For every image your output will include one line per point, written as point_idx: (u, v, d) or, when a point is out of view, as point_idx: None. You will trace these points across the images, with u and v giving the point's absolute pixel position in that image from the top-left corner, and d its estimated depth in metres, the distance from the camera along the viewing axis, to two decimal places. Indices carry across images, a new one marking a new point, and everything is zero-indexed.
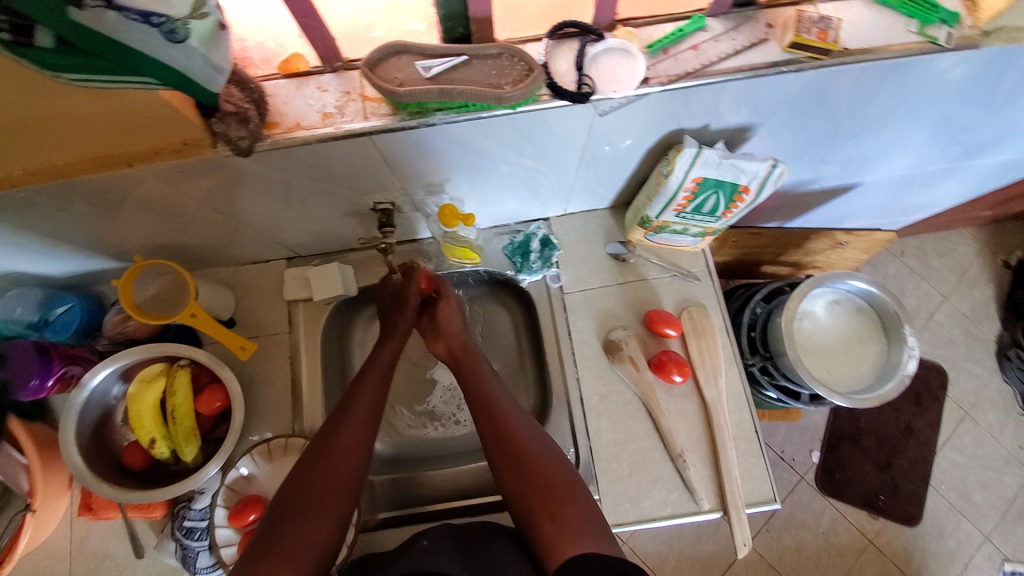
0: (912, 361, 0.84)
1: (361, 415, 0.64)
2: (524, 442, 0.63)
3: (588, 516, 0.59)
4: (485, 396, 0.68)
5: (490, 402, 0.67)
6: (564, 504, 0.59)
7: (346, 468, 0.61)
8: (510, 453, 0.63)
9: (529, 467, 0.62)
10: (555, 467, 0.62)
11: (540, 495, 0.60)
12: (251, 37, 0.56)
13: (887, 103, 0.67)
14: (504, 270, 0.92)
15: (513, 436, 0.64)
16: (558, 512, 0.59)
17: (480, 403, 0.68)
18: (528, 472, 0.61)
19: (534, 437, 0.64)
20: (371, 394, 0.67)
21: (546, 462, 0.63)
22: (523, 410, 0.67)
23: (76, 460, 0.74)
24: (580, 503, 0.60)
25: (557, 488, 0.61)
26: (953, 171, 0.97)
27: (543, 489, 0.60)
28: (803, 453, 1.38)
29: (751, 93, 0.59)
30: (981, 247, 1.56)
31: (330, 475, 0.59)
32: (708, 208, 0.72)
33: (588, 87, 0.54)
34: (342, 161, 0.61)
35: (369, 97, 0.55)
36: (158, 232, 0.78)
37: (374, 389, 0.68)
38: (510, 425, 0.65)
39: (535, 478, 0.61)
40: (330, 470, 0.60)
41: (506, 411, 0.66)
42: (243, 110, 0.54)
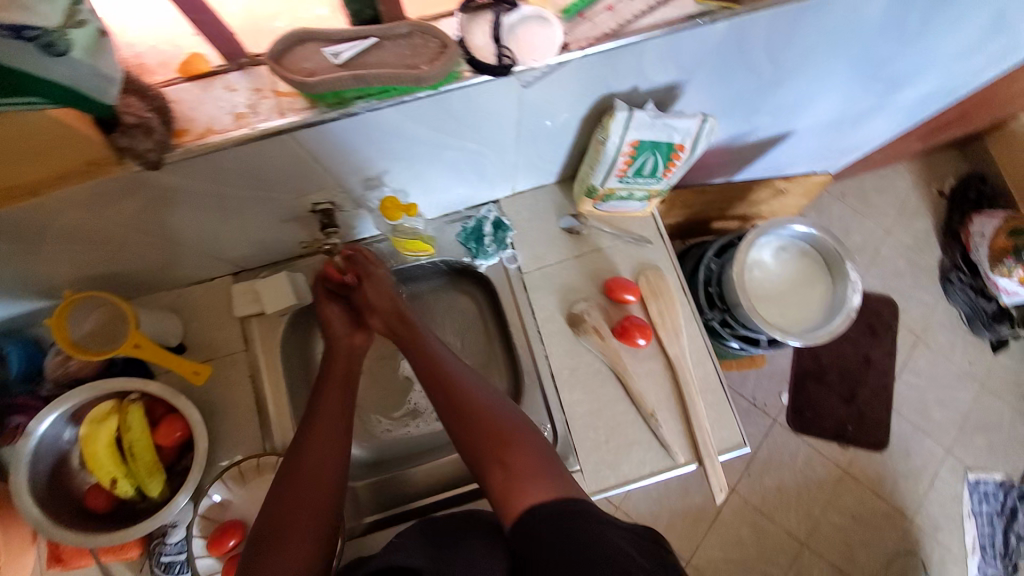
0: (856, 295, 0.89)
1: (331, 424, 0.65)
2: (468, 400, 0.64)
3: (539, 458, 0.60)
4: (428, 365, 0.69)
5: (434, 371, 0.68)
6: (511, 449, 0.60)
7: (322, 481, 0.61)
8: (457, 412, 0.64)
9: (477, 422, 0.62)
10: (499, 416, 0.63)
11: (487, 445, 0.61)
12: (142, 42, 0.53)
13: (805, 47, 0.69)
14: (460, 257, 0.91)
15: (458, 396, 0.65)
16: (508, 460, 0.59)
17: (425, 373, 0.68)
18: (474, 425, 0.62)
19: (479, 393, 0.65)
20: (337, 400, 0.68)
21: (489, 412, 0.63)
22: (474, 378, 0.67)
23: (34, 513, 0.69)
24: (529, 447, 0.61)
25: (502, 433, 0.61)
26: (880, 108, 1.01)
27: (491, 438, 0.61)
28: (775, 396, 1.45)
29: (671, 49, 0.60)
30: (916, 180, 1.64)
31: (303, 489, 0.59)
32: (648, 170, 0.73)
33: (509, 59, 0.53)
34: (268, 164, 0.59)
35: (283, 92, 0.53)
36: (84, 264, 0.73)
37: (337, 394, 0.69)
38: (453, 388, 0.66)
39: (480, 429, 0.62)
40: (303, 486, 0.60)
41: (450, 376, 0.67)
42: (146, 120, 0.50)
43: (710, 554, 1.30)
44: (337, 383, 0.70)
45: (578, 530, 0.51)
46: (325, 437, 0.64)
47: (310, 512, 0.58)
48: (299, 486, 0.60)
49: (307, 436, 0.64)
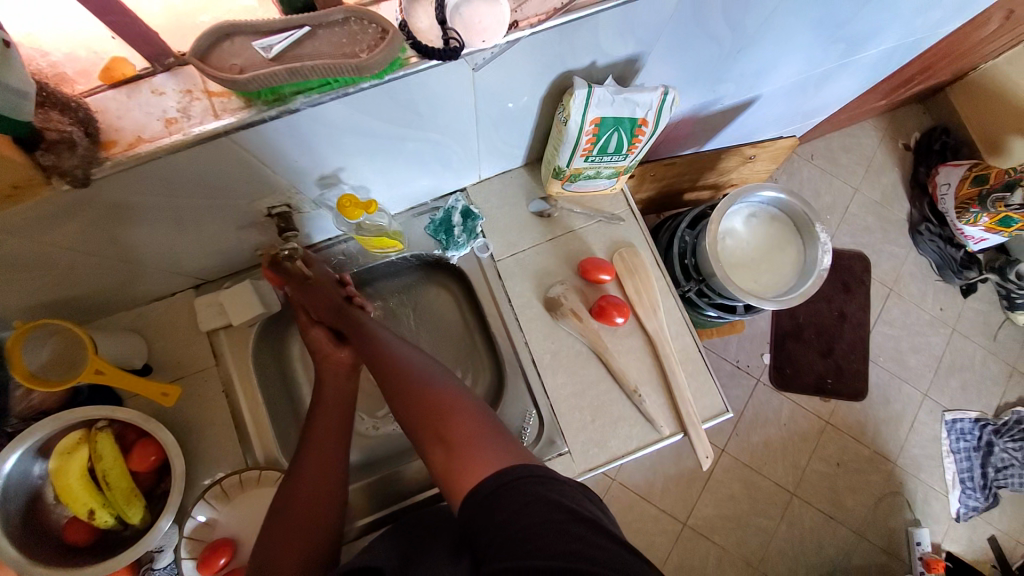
0: (826, 255, 0.89)
1: (324, 449, 0.63)
2: (408, 383, 0.61)
3: (480, 430, 0.55)
4: (373, 355, 0.66)
5: (379, 360, 0.65)
6: (450, 425, 0.55)
7: (319, 502, 0.59)
8: (398, 399, 0.60)
9: (418, 404, 0.59)
10: (438, 394, 0.59)
11: (428, 424, 0.57)
12: (55, 49, 0.47)
13: (765, 10, 0.67)
14: (431, 251, 0.89)
15: (399, 381, 0.61)
16: (449, 437, 0.54)
17: (370, 366, 0.65)
18: (414, 407, 0.58)
19: (418, 375, 0.61)
20: (328, 420, 0.65)
21: (425, 390, 0.59)
22: (417, 359, 0.64)
23: (11, 554, 0.66)
24: (469, 419, 0.56)
25: (440, 409, 0.57)
26: (843, 67, 1.01)
27: (431, 418, 0.57)
28: (756, 357, 1.48)
29: (626, 20, 0.57)
30: (882, 135, 1.67)
31: (297, 513, 0.58)
32: (613, 147, 0.71)
33: (456, 41, 0.49)
34: (212, 170, 0.55)
35: (214, 92, 0.49)
36: (30, 291, 0.68)
37: (335, 413, 0.66)
38: (394, 375, 0.62)
39: (419, 409, 0.58)
40: (297, 510, 0.58)
41: (394, 362, 0.64)
42: (69, 134, 0.45)
43: (705, 514, 1.34)
44: (331, 406, 0.67)
45: (530, 501, 0.46)
46: (319, 459, 0.62)
47: (302, 536, 0.57)
48: (292, 514, 0.58)
49: (301, 459, 0.62)
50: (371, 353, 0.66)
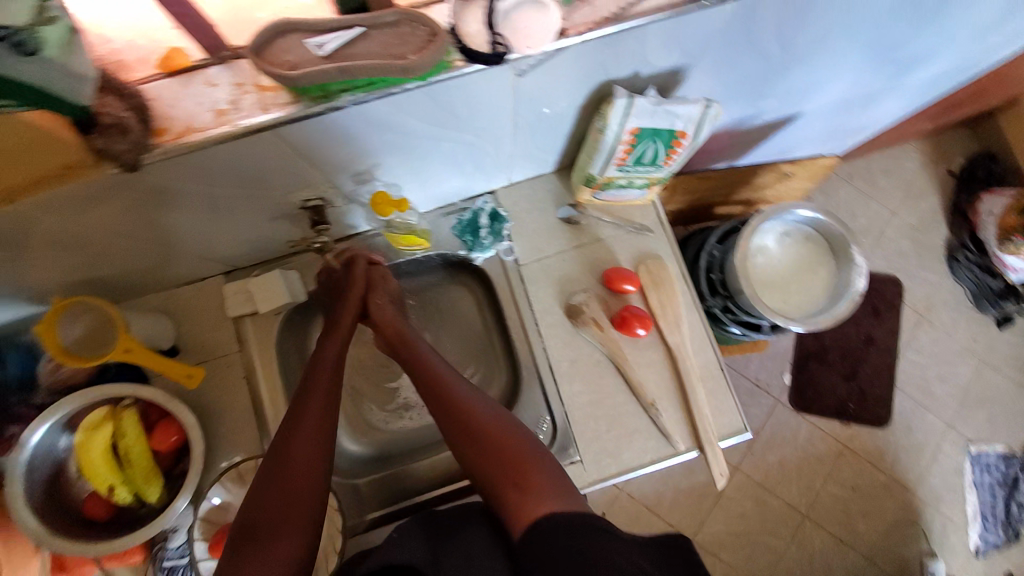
0: (860, 278, 0.88)
1: (318, 417, 0.63)
2: (482, 422, 0.63)
3: (550, 475, 0.59)
4: (436, 381, 0.67)
5: (445, 389, 0.66)
6: (519, 465, 0.59)
7: (312, 471, 0.59)
8: (467, 434, 0.62)
9: (493, 444, 0.61)
10: (514, 439, 0.62)
11: (495, 461, 0.60)
12: (118, 36, 0.49)
13: (817, 28, 0.66)
14: (456, 251, 0.89)
15: (470, 416, 0.63)
16: (520, 477, 0.59)
17: (434, 391, 0.66)
18: (488, 448, 0.61)
19: (490, 415, 0.64)
20: (324, 382, 0.67)
21: (501, 433, 0.62)
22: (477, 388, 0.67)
23: (32, 524, 0.68)
24: (537, 461, 0.60)
25: (517, 457, 0.60)
26: (891, 89, 0.98)
27: (506, 462, 0.60)
28: (777, 376, 1.45)
29: (675, 33, 0.57)
30: (923, 159, 1.62)
31: (290, 481, 0.58)
32: (648, 158, 0.71)
33: (503, 47, 0.50)
34: (254, 161, 0.56)
35: (266, 87, 0.50)
36: (72, 267, 0.70)
37: (323, 380, 0.67)
38: (465, 409, 0.64)
39: (484, 442, 0.61)
40: (291, 478, 0.58)
41: (463, 394, 0.65)
42: (124, 120, 0.47)
43: (713, 530, 1.32)
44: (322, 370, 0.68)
45: (591, 554, 0.50)
46: (314, 429, 0.62)
47: (298, 508, 0.57)
48: (283, 480, 0.58)
49: (296, 424, 0.62)
50: (438, 380, 0.67)
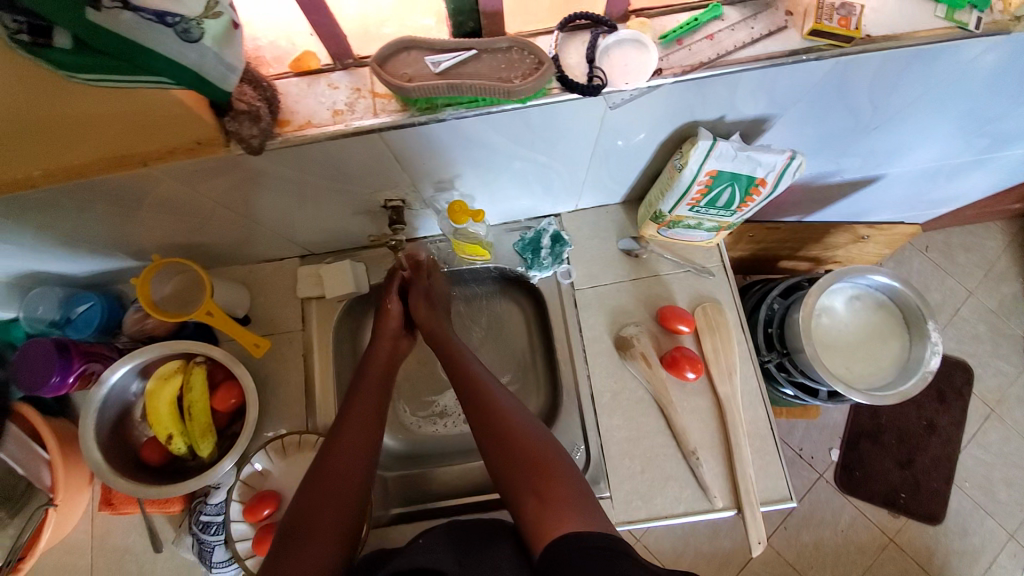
0: (935, 357, 0.81)
1: (362, 429, 0.68)
2: (513, 430, 0.64)
3: (574, 492, 0.59)
4: (473, 388, 0.69)
5: (481, 396, 0.68)
6: (545, 479, 0.60)
7: (352, 481, 0.63)
8: (496, 444, 0.64)
9: (521, 457, 0.62)
10: (540, 448, 0.63)
11: (523, 472, 0.61)
12: (263, 36, 0.56)
13: (914, 93, 0.65)
14: (515, 267, 0.91)
15: (501, 425, 0.65)
16: (543, 490, 0.59)
17: (472, 399, 0.68)
18: (513, 456, 0.63)
19: (525, 428, 0.65)
20: (374, 382, 0.74)
21: (528, 442, 0.63)
22: (515, 396, 0.69)
23: (96, 457, 0.74)
24: (564, 477, 0.60)
25: (542, 468, 0.61)
26: (980, 163, 0.95)
27: (531, 472, 0.61)
28: (823, 450, 1.37)
29: (768, 83, 0.57)
30: (1010, 241, 1.52)
31: (328, 488, 0.62)
32: (723, 202, 0.71)
33: (600, 80, 0.53)
34: (353, 159, 0.61)
35: (379, 94, 0.55)
36: (174, 232, 0.78)
37: (374, 393, 0.73)
38: (501, 422, 0.65)
39: (513, 454, 0.63)
40: (332, 483, 0.62)
41: (500, 402, 0.67)
42: (255, 108, 0.52)
43: None
44: (371, 384, 0.74)
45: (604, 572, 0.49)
46: (357, 439, 0.67)
47: (334, 512, 0.60)
48: (327, 474, 0.63)
49: (341, 430, 0.68)
50: (477, 390, 0.69)
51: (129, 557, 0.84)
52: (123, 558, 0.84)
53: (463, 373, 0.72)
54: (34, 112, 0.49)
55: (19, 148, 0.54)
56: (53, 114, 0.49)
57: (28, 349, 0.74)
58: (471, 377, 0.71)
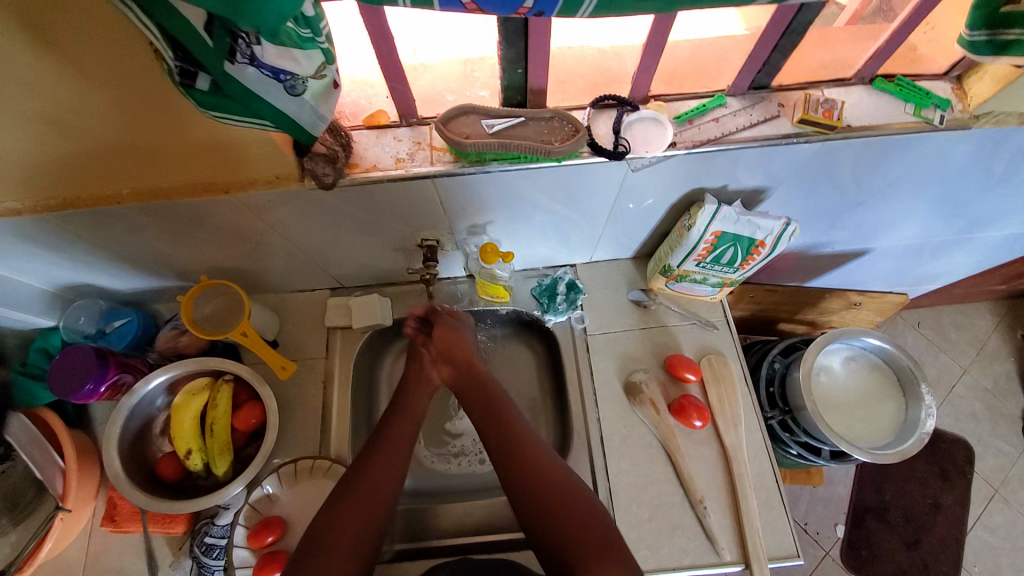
0: (930, 420, 0.86)
1: (391, 451, 0.70)
2: (568, 501, 0.63)
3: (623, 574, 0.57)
4: (527, 458, 0.66)
5: (535, 462, 0.66)
6: (596, 558, 0.58)
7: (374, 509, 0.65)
8: (544, 522, 0.62)
9: (569, 531, 0.61)
10: (587, 517, 0.62)
11: (569, 538, 0.60)
12: (347, 94, 0.65)
13: (892, 175, 0.75)
14: (531, 310, 0.97)
15: (553, 502, 0.63)
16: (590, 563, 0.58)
17: (523, 472, 0.65)
18: (561, 523, 0.61)
19: (559, 478, 0.65)
20: (414, 407, 0.76)
21: (579, 514, 0.62)
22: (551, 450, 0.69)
23: (115, 466, 0.76)
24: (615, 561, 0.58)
25: (592, 542, 0.60)
26: (961, 242, 1.05)
27: (578, 544, 0.59)
28: (828, 526, 1.37)
29: (765, 159, 0.67)
30: (998, 321, 1.60)
31: (351, 517, 0.64)
32: (726, 259, 0.79)
33: (624, 147, 0.62)
34: (404, 199, 0.70)
35: (436, 147, 0.64)
36: (223, 255, 0.85)
37: (405, 432, 0.73)
38: (547, 501, 0.63)
39: (541, 496, 0.63)
40: (353, 513, 0.64)
41: (559, 474, 0.66)
42: (333, 152, 0.62)
43: None
44: (402, 420, 0.74)
45: None
46: (384, 463, 0.69)
47: (356, 530, 0.63)
48: (354, 496, 0.65)
49: (365, 471, 0.68)
50: (529, 463, 0.66)
51: None
52: None
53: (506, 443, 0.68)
54: (157, 142, 0.61)
55: (125, 168, 0.64)
56: (167, 144, 0.61)
57: (70, 354, 0.78)
58: (513, 443, 0.68)
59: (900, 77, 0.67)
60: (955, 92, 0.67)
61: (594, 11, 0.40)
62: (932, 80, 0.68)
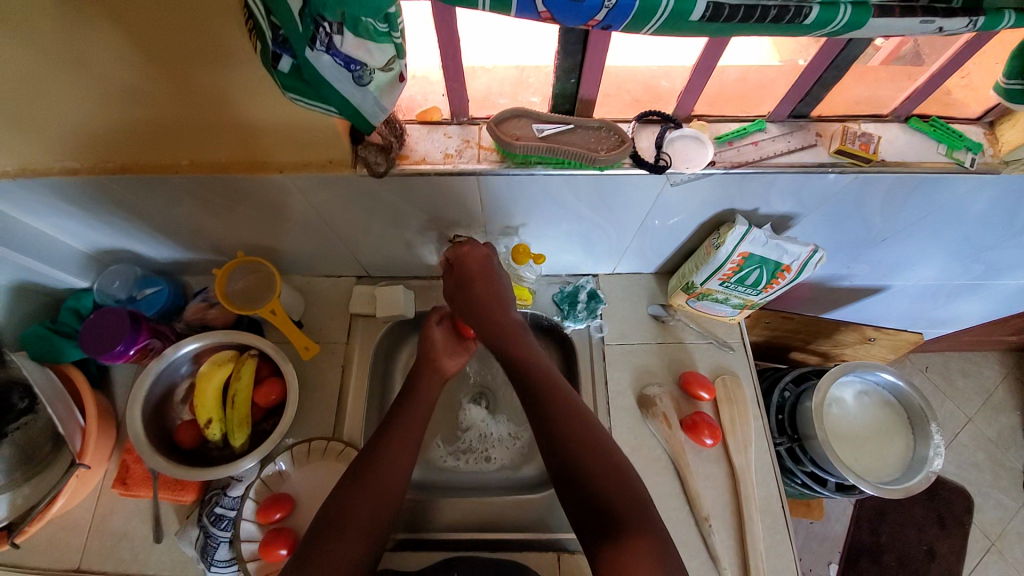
0: (938, 458, 0.86)
1: (405, 435, 0.73)
2: (611, 478, 0.62)
3: (655, 551, 0.56)
4: (579, 431, 0.65)
5: (585, 435, 0.65)
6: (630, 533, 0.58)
7: (383, 493, 0.67)
8: (587, 496, 0.61)
9: (611, 505, 0.60)
10: (623, 486, 0.61)
11: (600, 508, 0.60)
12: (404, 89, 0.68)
13: (918, 213, 0.76)
14: (550, 316, 0.98)
15: (597, 474, 0.62)
16: (620, 537, 0.58)
17: (574, 447, 0.64)
18: (596, 491, 0.61)
19: (594, 446, 0.64)
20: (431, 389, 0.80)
21: (619, 488, 0.61)
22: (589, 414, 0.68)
23: (138, 428, 0.78)
24: (648, 537, 0.57)
25: (627, 517, 0.59)
26: (977, 287, 1.06)
27: (614, 515, 0.59)
28: (821, 564, 1.36)
29: (798, 185, 0.69)
30: (1006, 372, 1.60)
31: (361, 500, 0.65)
32: (750, 281, 0.80)
33: (665, 162, 0.64)
34: (445, 193, 0.72)
35: (484, 146, 0.67)
36: (260, 234, 0.88)
37: (416, 422, 0.75)
38: (590, 476, 0.62)
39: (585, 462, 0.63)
40: (365, 499, 0.65)
41: (605, 448, 0.65)
42: (388, 143, 0.65)
43: None
44: (415, 411, 0.76)
45: None
46: (397, 447, 0.71)
47: (369, 512, 0.65)
48: (366, 484, 0.67)
49: (372, 468, 0.68)
50: (581, 436, 0.65)
51: (125, 544, 0.84)
52: (119, 544, 0.84)
53: (551, 413, 0.67)
54: (222, 119, 0.64)
55: (187, 139, 0.68)
56: (231, 121, 0.65)
57: (106, 314, 0.80)
58: (558, 411, 0.67)
59: (935, 118, 0.69)
60: (987, 137, 0.68)
61: (659, 29, 0.43)
62: (965, 124, 0.70)
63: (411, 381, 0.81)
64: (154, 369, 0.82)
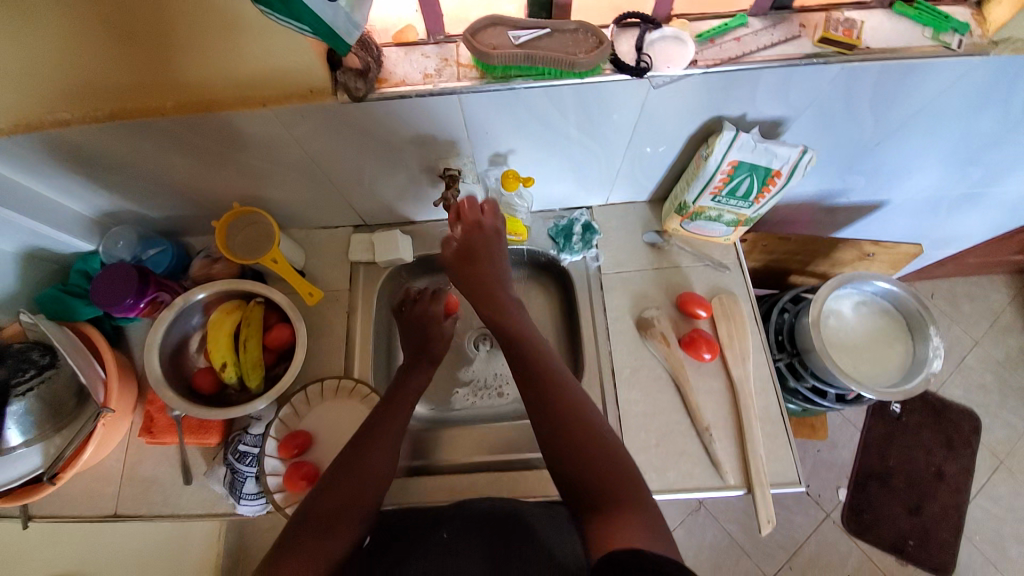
0: (937, 359, 0.87)
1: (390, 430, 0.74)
2: (601, 452, 0.62)
3: (646, 511, 0.57)
4: (568, 395, 0.67)
5: (579, 402, 0.66)
6: (622, 495, 0.59)
7: (365, 488, 0.68)
8: (583, 467, 0.61)
9: (597, 461, 0.62)
10: (613, 457, 0.62)
11: (596, 483, 0.60)
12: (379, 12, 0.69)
13: (911, 108, 0.75)
14: (547, 250, 0.99)
15: (590, 444, 0.63)
16: (608, 504, 0.58)
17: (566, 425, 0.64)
18: (588, 467, 0.61)
19: (590, 414, 0.66)
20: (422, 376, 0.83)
21: (607, 461, 0.62)
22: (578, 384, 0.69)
23: (156, 372, 0.81)
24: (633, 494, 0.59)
25: (615, 478, 0.60)
26: (975, 197, 1.05)
27: (600, 492, 0.60)
28: (831, 489, 1.40)
29: (785, 82, 0.67)
30: (1014, 294, 1.59)
31: (342, 493, 0.66)
32: (742, 192, 0.80)
33: (646, 63, 0.64)
34: (429, 120, 0.72)
35: (463, 63, 0.67)
36: (255, 185, 0.89)
37: (399, 412, 0.77)
38: (580, 442, 0.63)
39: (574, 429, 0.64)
40: (338, 491, 0.66)
41: (590, 420, 0.65)
42: (366, 66, 0.65)
43: None
44: (402, 407, 0.77)
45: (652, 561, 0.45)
46: (389, 440, 0.73)
47: (353, 499, 0.66)
48: (351, 478, 0.68)
49: (359, 462, 0.70)
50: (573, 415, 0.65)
51: (156, 488, 0.88)
52: (150, 488, 0.88)
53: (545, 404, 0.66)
54: (200, 49, 0.63)
55: (170, 77, 0.67)
56: (208, 51, 0.63)
57: (114, 270, 0.82)
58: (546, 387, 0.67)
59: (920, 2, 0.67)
60: (975, 18, 0.67)
61: None
62: (952, 5, 0.68)
63: (406, 376, 0.82)
64: (162, 320, 0.84)
